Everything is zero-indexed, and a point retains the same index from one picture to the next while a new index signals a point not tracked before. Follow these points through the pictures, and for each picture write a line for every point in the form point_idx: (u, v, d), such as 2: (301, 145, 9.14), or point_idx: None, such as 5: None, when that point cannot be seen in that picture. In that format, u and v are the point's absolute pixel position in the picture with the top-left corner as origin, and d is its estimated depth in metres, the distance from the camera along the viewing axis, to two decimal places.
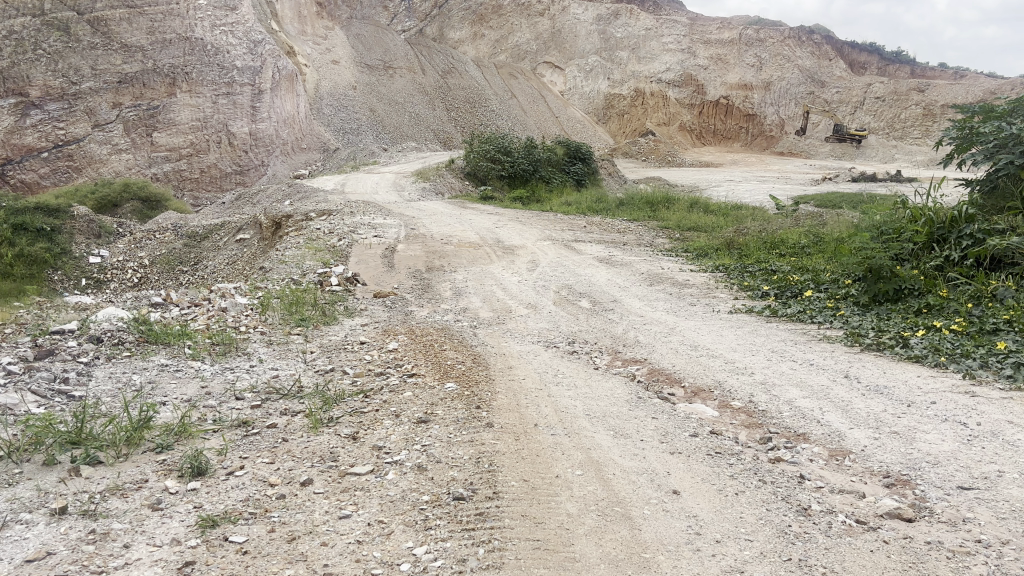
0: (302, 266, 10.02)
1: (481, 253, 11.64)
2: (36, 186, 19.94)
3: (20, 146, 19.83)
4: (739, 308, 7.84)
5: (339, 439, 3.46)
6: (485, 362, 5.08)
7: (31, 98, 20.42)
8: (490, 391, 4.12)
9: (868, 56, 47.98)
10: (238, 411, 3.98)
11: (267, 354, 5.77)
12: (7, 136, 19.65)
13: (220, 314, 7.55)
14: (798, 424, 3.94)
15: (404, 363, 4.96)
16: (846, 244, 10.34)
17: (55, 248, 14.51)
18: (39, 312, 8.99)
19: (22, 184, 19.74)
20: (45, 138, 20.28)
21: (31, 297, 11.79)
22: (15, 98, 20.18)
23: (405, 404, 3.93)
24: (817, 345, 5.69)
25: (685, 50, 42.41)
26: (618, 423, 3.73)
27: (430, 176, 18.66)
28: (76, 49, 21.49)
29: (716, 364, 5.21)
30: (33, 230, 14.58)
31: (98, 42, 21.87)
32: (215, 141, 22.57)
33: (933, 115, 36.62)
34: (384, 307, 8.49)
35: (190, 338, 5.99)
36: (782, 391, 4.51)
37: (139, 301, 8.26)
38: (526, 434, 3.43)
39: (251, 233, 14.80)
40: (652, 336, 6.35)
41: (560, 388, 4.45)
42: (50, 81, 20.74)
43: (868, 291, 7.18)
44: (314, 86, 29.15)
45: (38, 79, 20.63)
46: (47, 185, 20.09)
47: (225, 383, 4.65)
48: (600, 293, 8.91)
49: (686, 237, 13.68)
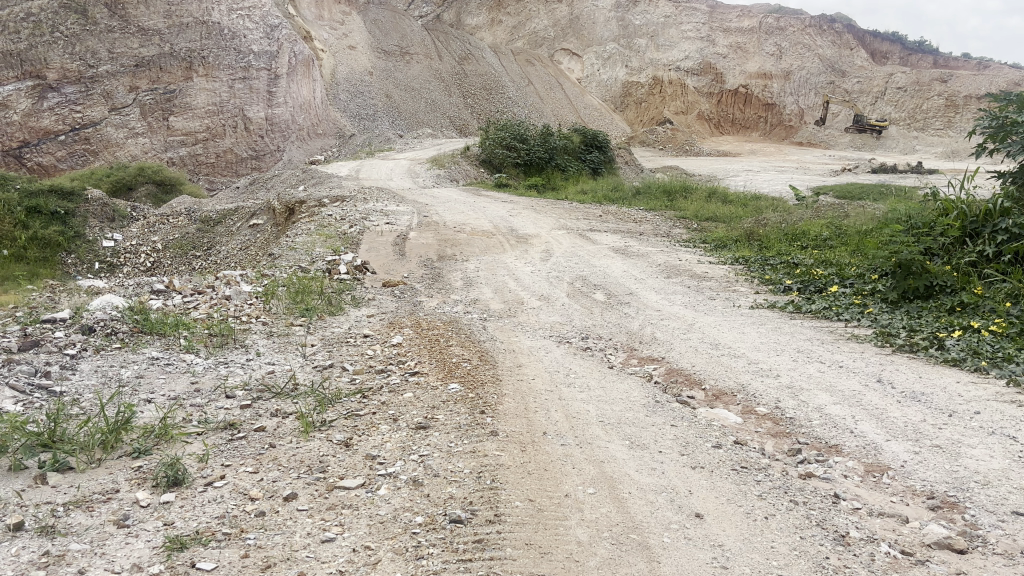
0: (312, 253, 9.76)
1: (495, 242, 11.36)
2: (53, 169, 19.95)
3: (37, 129, 19.80)
4: (761, 303, 7.52)
5: (330, 445, 3.20)
6: (493, 359, 4.78)
7: (48, 81, 20.24)
8: (496, 393, 3.83)
9: (890, 45, 47.08)
10: (226, 412, 3.72)
11: (265, 347, 5.52)
12: (24, 119, 19.61)
13: (223, 302, 7.30)
14: (828, 433, 3.64)
15: (407, 359, 4.69)
16: (872, 238, 10.02)
17: (69, 232, 14.42)
18: (48, 295, 8.79)
19: (39, 167, 19.76)
20: (63, 121, 20.15)
21: (43, 280, 11.61)
22: (32, 80, 20.07)
23: (403, 406, 3.66)
24: (845, 346, 5.36)
25: (704, 38, 41.82)
26: (634, 431, 3.43)
27: (445, 163, 18.36)
28: (94, 32, 21.17)
29: (738, 365, 4.90)
30: (47, 213, 14.48)
31: (115, 25, 21.54)
32: (231, 125, 22.42)
33: (957, 107, 35.76)
34: (393, 296, 8.23)
35: (187, 329, 5.74)
36: (810, 395, 4.19)
37: (141, 288, 8.01)
38: (533, 444, 3.14)
39: (265, 218, 14.56)
40: (669, 332, 6.04)
41: (572, 390, 4.16)
42: (67, 64, 20.50)
43: (896, 287, 6.83)
44: (331, 71, 28.84)
45: (55, 62, 20.40)
46: (64, 168, 20.09)
47: (216, 379, 4.39)
48: (616, 286, 8.59)
49: (704, 227, 13.34)
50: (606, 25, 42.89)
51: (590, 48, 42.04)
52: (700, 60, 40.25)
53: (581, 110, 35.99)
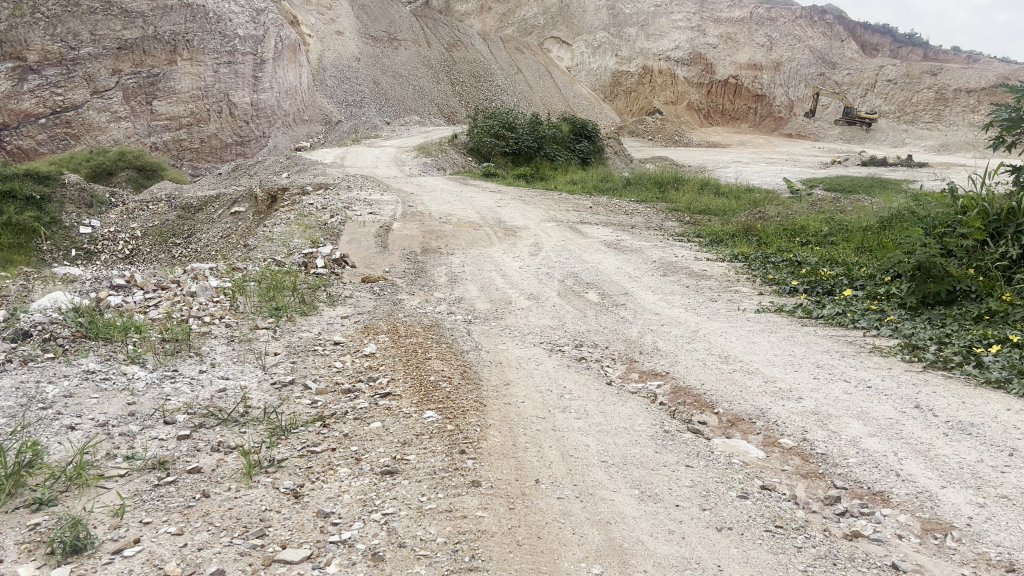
0: (289, 245, 9.13)
1: (482, 234, 10.77)
2: (33, 153, 19.15)
3: (17, 112, 19.06)
4: (767, 306, 6.98)
5: (277, 495, 2.65)
6: (478, 376, 4.20)
7: (29, 63, 19.42)
8: (478, 424, 3.25)
9: (881, 38, 46.58)
10: (157, 446, 3.12)
11: (223, 356, 4.91)
12: (4, 101, 18.87)
13: (187, 300, 6.66)
14: (869, 476, 3.09)
15: (378, 376, 4.11)
16: (880, 237, 9.50)
17: (45, 218, 13.44)
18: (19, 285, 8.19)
19: (19, 151, 19.02)
20: (44, 104, 19.39)
21: (17, 267, 10.97)
22: (13, 62, 19.24)
23: (369, 441, 3.08)
24: (870, 361, 4.81)
25: (695, 28, 41.27)
26: (643, 477, 2.88)
27: (432, 151, 17.71)
28: (76, 13, 20.27)
29: (754, 384, 4.36)
30: (22, 198, 13.50)
31: (97, 6, 20.61)
32: (216, 111, 21.67)
33: (945, 100, 34.99)
34: (372, 294, 7.63)
35: (138, 333, 5.14)
36: (841, 425, 3.64)
37: (100, 283, 7.30)
38: (522, 498, 2.58)
39: (246, 206, 13.90)
40: (673, 341, 5.45)
41: (569, 416, 3.59)
42: (48, 45, 19.67)
43: (915, 291, 6.28)
44: (318, 56, 28.09)
45: (35, 43, 19.56)
46: (44, 152, 19.30)
47: (157, 400, 3.79)
48: (610, 284, 8.04)
49: (697, 220, 12.82)
50: (596, 15, 42.40)
51: (580, 37, 41.69)
52: (690, 50, 39.57)
53: (570, 99, 35.46)
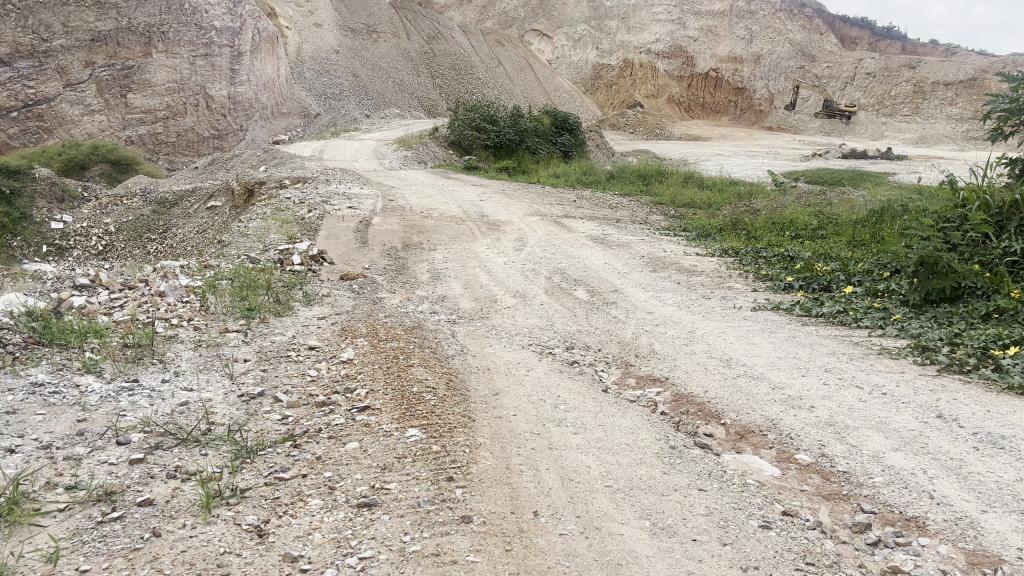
0: (265, 241, 8.75)
1: (465, 228, 10.43)
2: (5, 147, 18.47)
3: None
4: (763, 303, 6.70)
5: (238, 534, 2.31)
6: (464, 387, 3.86)
7: None
8: (466, 444, 2.92)
9: (860, 31, 46.48)
10: (105, 474, 2.76)
11: (189, 363, 4.55)
12: None
13: (154, 300, 6.26)
14: (897, 497, 2.80)
15: (356, 387, 3.77)
16: (872, 232, 9.26)
17: (14, 212, 12.89)
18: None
19: None
20: (15, 97, 18.76)
21: None
22: None
23: (345, 466, 2.74)
24: (880, 364, 4.53)
25: (676, 21, 40.54)
26: (653, 503, 2.58)
27: (413, 144, 17.33)
28: (48, 5, 19.58)
29: (760, 391, 4.05)
30: None
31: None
32: (192, 104, 21.12)
33: (923, 93, 34.83)
34: (352, 292, 7.26)
35: (97, 338, 4.77)
36: (861, 438, 3.34)
37: (62, 282, 6.85)
38: (520, 536, 2.28)
39: (223, 200, 13.45)
40: (669, 343, 5.15)
41: (566, 432, 3.27)
42: (20, 37, 18.95)
43: (918, 288, 6.00)
44: (296, 48, 27.59)
45: (6, 35, 18.82)
46: (15, 146, 18.63)
47: (110, 416, 3.43)
48: (598, 281, 7.72)
49: (682, 214, 12.55)
50: (577, 7, 42.02)
51: (561, 30, 41.40)
52: (671, 43, 38.73)
53: (551, 92, 35.11)
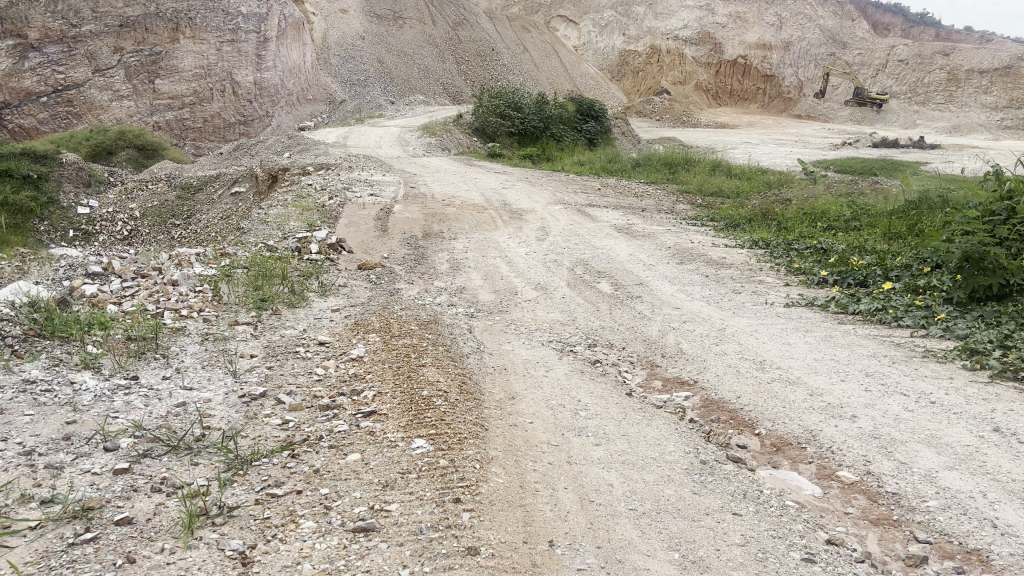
0: (284, 228, 8.52)
1: (486, 217, 10.19)
2: (35, 132, 18.43)
3: (19, 90, 18.31)
4: (795, 300, 6.36)
5: (220, 561, 2.08)
6: (478, 391, 3.60)
7: (30, 41, 18.65)
8: (477, 459, 2.67)
9: (892, 17, 45.42)
10: (85, 486, 2.52)
11: (193, 359, 4.32)
12: (5, 79, 18.11)
13: (165, 290, 6.03)
14: (954, 526, 2.52)
15: (363, 389, 3.53)
16: (908, 224, 8.91)
17: (42, 197, 12.83)
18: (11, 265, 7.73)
19: (21, 130, 18.29)
20: (45, 82, 18.70)
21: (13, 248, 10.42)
22: (13, 40, 18.47)
23: (343, 482, 2.51)
24: (926, 369, 4.21)
25: (704, 7, 39.84)
26: (683, 532, 2.32)
27: (437, 131, 17.06)
28: None
29: (797, 398, 3.77)
30: (18, 177, 12.90)
31: None
32: (219, 90, 20.91)
33: (957, 81, 33.91)
34: (368, 283, 7.02)
35: (99, 330, 4.54)
36: (910, 454, 3.06)
37: (75, 268, 6.61)
38: (533, 572, 2.06)
39: (246, 186, 13.26)
40: (699, 342, 4.86)
41: (586, 443, 3.02)
42: (49, 23, 18.92)
43: (963, 284, 5.67)
44: (322, 34, 27.40)
45: (36, 20, 18.80)
46: (46, 131, 18.61)
47: (100, 417, 3.19)
48: (623, 273, 7.44)
49: (709, 204, 12.20)
50: None
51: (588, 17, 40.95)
52: (698, 30, 38.30)
53: (577, 79, 34.73)
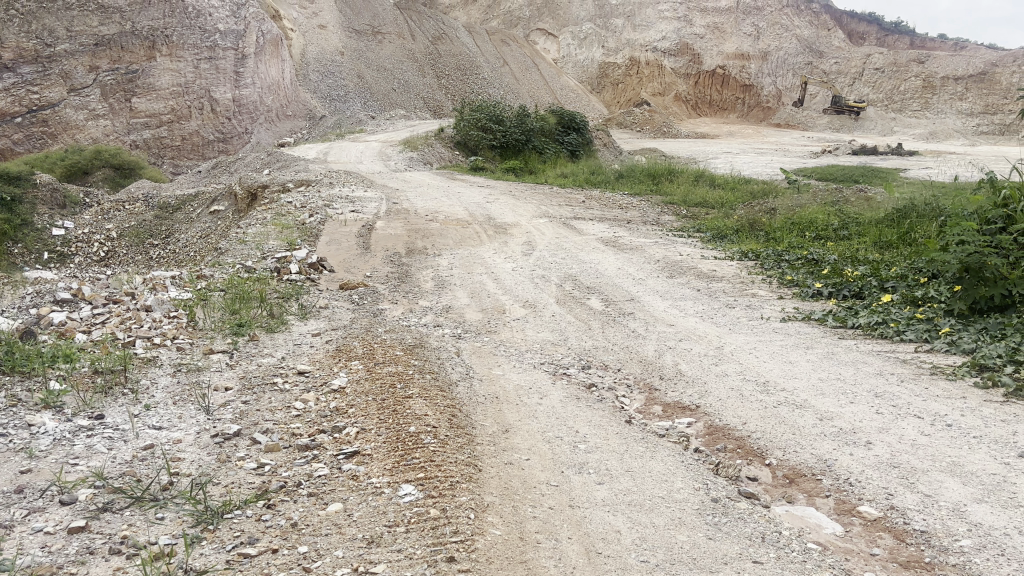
0: (263, 248, 8.25)
1: (471, 232, 9.97)
2: (10, 153, 17.93)
3: None
4: (791, 314, 6.16)
5: None
6: (469, 424, 3.37)
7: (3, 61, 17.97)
8: (471, 508, 2.46)
9: (867, 25, 45.76)
10: (35, 550, 2.27)
11: (163, 393, 4.05)
12: None
13: (138, 316, 5.74)
14: (992, 568, 2.32)
15: (345, 425, 3.30)
16: (899, 234, 8.76)
17: (15, 219, 12.40)
18: None
19: None
20: (19, 103, 18.14)
21: None
22: None
23: (324, 538, 2.29)
24: (937, 389, 4.01)
25: (681, 18, 39.96)
26: None
27: (418, 145, 16.85)
28: (51, 9, 18.91)
29: (806, 423, 3.56)
30: None
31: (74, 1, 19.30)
32: (197, 107, 20.83)
33: (932, 88, 34.15)
34: (351, 304, 6.77)
35: (63, 364, 4.26)
36: (934, 485, 2.85)
37: (41, 295, 6.28)
38: None
39: (226, 204, 12.96)
40: (697, 362, 4.65)
41: (588, 481, 2.80)
42: (23, 42, 18.24)
43: (963, 296, 5.47)
44: (300, 50, 27.13)
45: (9, 41, 18.08)
46: (20, 153, 18.08)
47: (57, 465, 2.92)
48: (613, 289, 7.25)
49: (694, 214, 12.04)
50: (582, 6, 41.35)
51: (567, 29, 40.78)
52: (677, 40, 38.34)
53: (558, 92, 34.66)
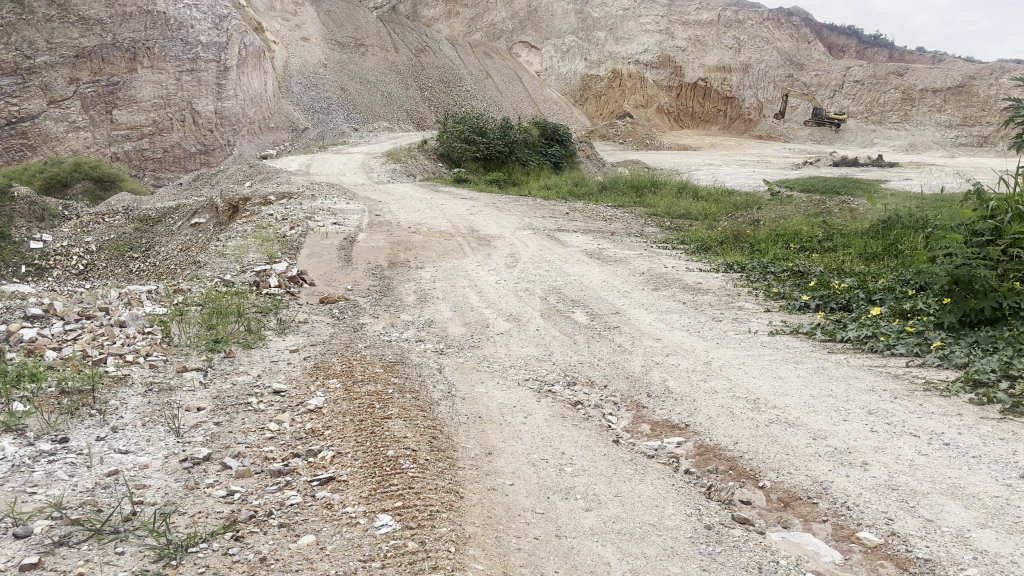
0: (242, 261, 8.08)
1: (454, 244, 9.82)
2: None
3: None
4: (779, 327, 6.06)
5: None
6: (449, 446, 3.23)
7: None
8: (451, 541, 2.32)
9: (847, 38, 46.06)
10: None
11: (132, 414, 3.88)
12: None
13: (110, 332, 5.54)
14: None
15: (320, 449, 3.15)
16: (884, 245, 8.68)
17: None
18: None
19: None
20: None
21: None
22: None
23: None
24: (932, 406, 3.90)
25: (664, 31, 40.15)
26: None
27: (401, 157, 16.72)
28: (31, 21, 19.22)
29: (799, 441, 3.44)
30: None
31: (54, 14, 19.53)
32: (179, 120, 20.39)
33: (912, 100, 34.37)
34: (331, 319, 6.60)
35: (26, 384, 4.07)
36: (935, 508, 2.74)
37: (12, 310, 6.09)
38: None
39: (207, 216, 12.77)
40: (685, 378, 4.53)
41: (575, 508, 2.67)
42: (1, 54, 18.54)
43: (953, 309, 5.37)
44: (283, 63, 26.97)
45: None
46: None
47: (11, 494, 2.75)
48: (598, 302, 7.13)
49: (678, 226, 11.97)
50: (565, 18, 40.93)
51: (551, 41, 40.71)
52: (659, 53, 38.51)
53: (542, 104, 34.69)
